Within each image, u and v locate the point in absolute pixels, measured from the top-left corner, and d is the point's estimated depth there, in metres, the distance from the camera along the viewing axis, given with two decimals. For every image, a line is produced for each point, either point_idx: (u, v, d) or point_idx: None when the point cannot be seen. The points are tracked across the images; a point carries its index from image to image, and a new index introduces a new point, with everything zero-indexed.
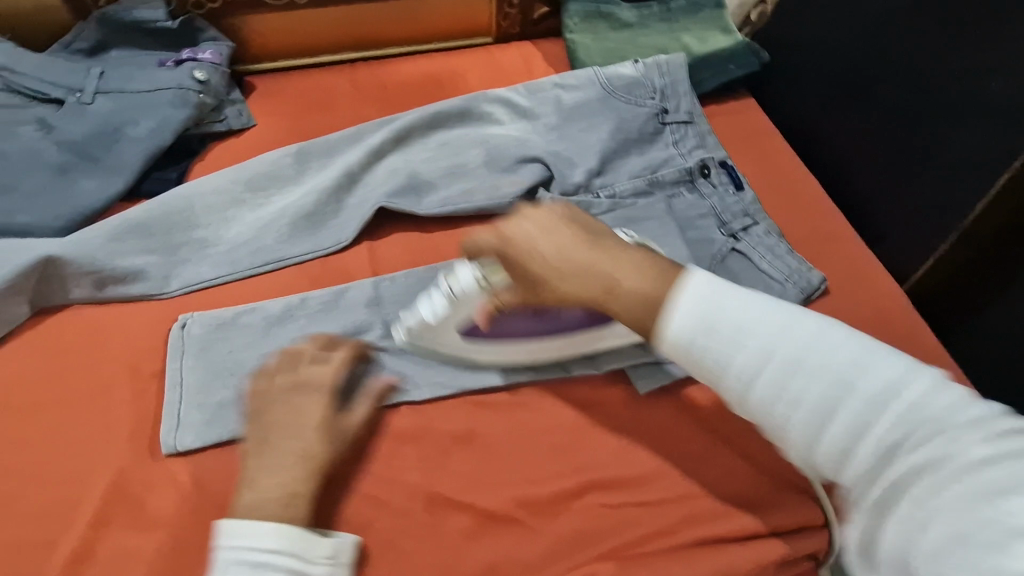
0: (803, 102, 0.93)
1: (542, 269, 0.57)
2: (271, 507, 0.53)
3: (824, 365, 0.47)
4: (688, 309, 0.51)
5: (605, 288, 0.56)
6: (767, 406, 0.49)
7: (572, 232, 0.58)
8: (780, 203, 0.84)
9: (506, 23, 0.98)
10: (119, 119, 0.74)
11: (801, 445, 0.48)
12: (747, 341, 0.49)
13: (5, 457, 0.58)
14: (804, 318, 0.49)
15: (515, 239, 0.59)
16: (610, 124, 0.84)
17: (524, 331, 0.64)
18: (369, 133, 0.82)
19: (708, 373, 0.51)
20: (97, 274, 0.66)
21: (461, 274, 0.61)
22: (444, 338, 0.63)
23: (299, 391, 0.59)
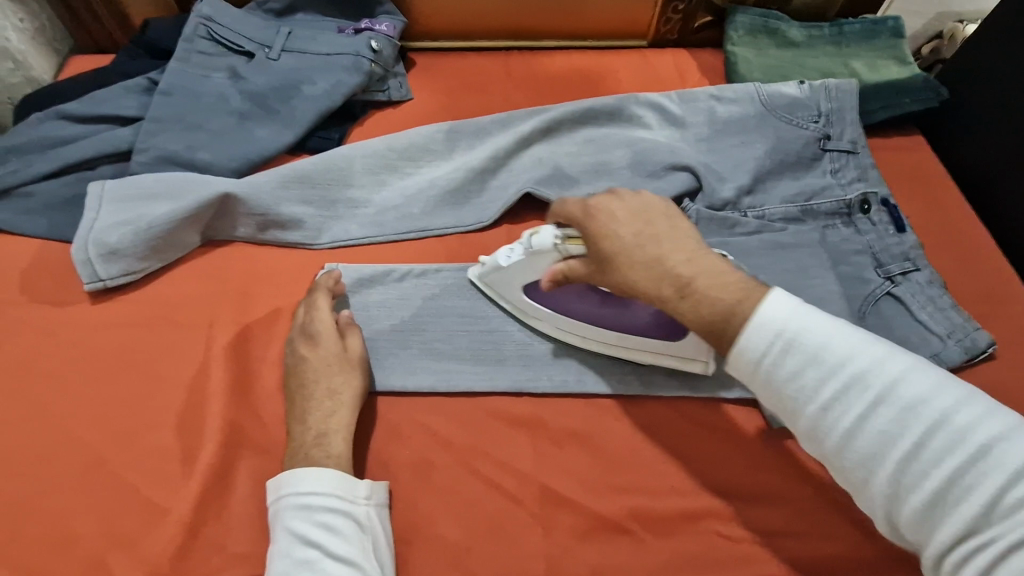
0: (983, 147, 0.85)
1: (618, 252, 0.54)
2: (309, 450, 0.55)
3: (907, 395, 0.43)
4: (770, 322, 0.46)
5: (674, 287, 0.51)
6: (842, 435, 0.44)
7: (662, 220, 0.54)
8: (945, 250, 0.77)
9: (665, 28, 0.96)
10: (299, 76, 0.79)
11: (868, 482, 0.44)
12: (828, 362, 0.45)
13: (162, 368, 0.63)
14: (884, 346, 0.45)
15: (600, 212, 0.56)
16: (766, 143, 0.81)
17: (579, 310, 0.64)
18: (520, 120, 0.82)
19: (777, 392, 0.47)
20: (263, 217, 0.71)
21: (544, 233, 0.59)
22: (509, 286, 0.65)
23: (311, 338, 0.62)
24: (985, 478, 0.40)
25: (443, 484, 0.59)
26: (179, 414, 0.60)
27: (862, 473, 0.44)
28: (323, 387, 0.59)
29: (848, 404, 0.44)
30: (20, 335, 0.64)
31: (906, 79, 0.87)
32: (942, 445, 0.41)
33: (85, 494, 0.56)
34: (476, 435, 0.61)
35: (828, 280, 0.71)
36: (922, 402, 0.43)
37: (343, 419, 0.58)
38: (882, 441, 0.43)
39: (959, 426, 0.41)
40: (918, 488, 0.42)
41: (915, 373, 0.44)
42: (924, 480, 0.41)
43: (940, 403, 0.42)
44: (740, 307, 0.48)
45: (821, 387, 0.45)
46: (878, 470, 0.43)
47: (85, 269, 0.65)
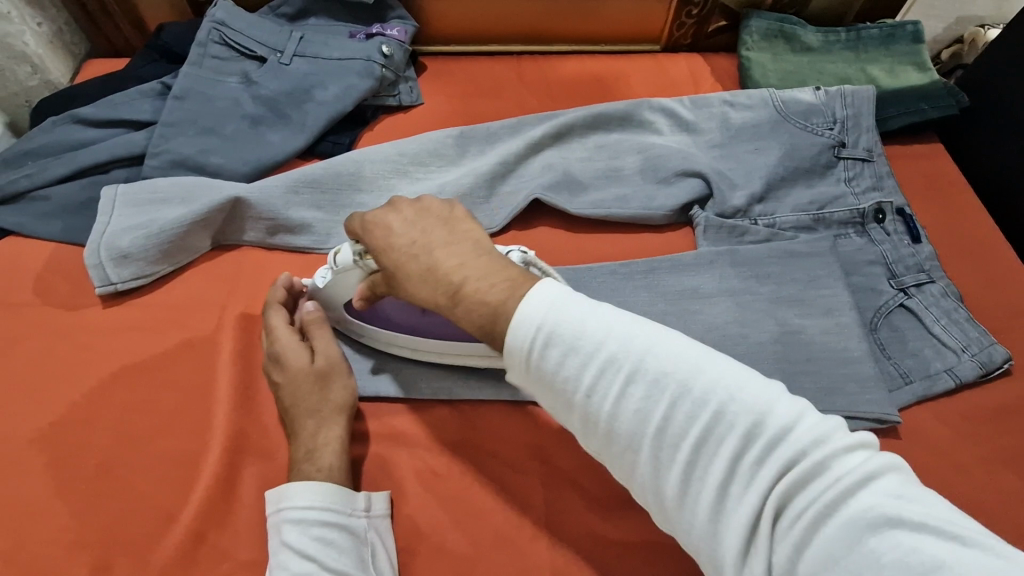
0: (1005, 156, 0.83)
1: (397, 265, 0.52)
2: (302, 464, 0.56)
3: (654, 373, 0.43)
4: (530, 316, 0.45)
5: (447, 293, 0.50)
6: (606, 421, 0.44)
7: (440, 224, 0.53)
8: (961, 260, 0.76)
9: (679, 32, 0.96)
10: (311, 81, 0.79)
11: (636, 465, 0.44)
12: (585, 349, 0.44)
13: (171, 371, 0.63)
14: (629, 324, 0.45)
15: (376, 227, 0.54)
16: (780, 149, 0.79)
17: (406, 324, 0.63)
18: (530, 125, 0.82)
19: (547, 384, 0.46)
20: (272, 222, 0.71)
21: (345, 252, 0.59)
22: (334, 308, 0.64)
23: (276, 362, 0.61)
24: (728, 443, 0.41)
25: (448, 495, 0.58)
26: (188, 418, 0.61)
27: (630, 455, 0.44)
28: (303, 407, 0.59)
29: (606, 390, 0.44)
30: (35, 337, 0.64)
31: (926, 85, 0.85)
32: (690, 416, 0.42)
33: (94, 497, 0.57)
34: (481, 444, 0.61)
35: (841, 291, 0.70)
36: (668, 375, 0.43)
37: (330, 431, 0.58)
38: (640, 420, 0.43)
39: (702, 395, 0.42)
40: (675, 463, 0.42)
41: (661, 347, 0.44)
42: (678, 453, 0.42)
43: (684, 373, 0.43)
44: (503, 308, 0.47)
45: (581, 375, 0.44)
46: (641, 451, 0.43)
47: (96, 273, 0.66)
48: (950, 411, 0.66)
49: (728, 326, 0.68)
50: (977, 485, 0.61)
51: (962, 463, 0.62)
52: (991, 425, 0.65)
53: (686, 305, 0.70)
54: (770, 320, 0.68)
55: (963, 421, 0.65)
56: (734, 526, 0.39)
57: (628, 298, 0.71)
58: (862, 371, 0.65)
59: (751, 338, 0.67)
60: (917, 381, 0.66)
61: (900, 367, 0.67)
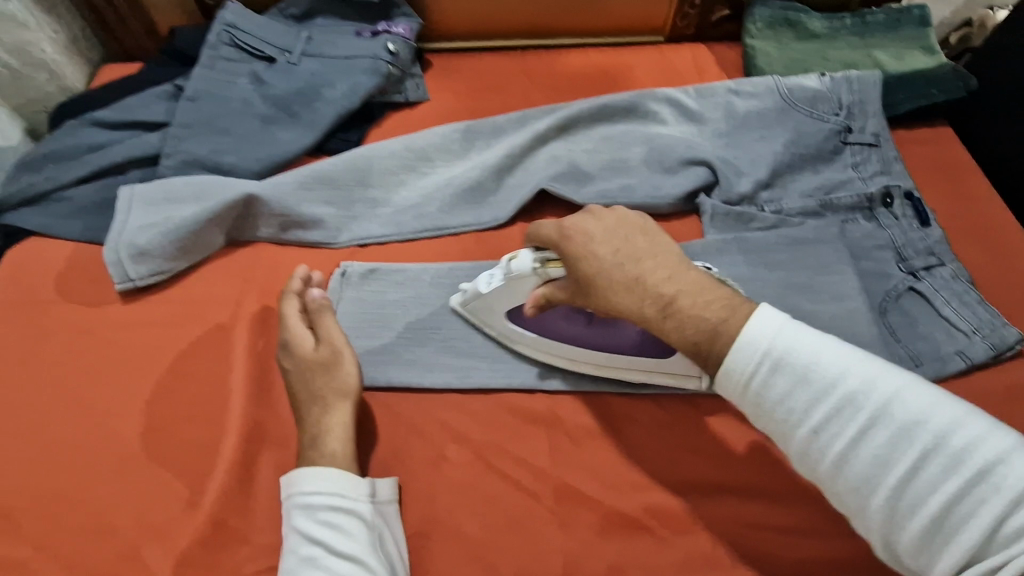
0: (1016, 138, 0.82)
1: (598, 274, 0.52)
2: (308, 451, 0.57)
3: (901, 417, 0.44)
4: (756, 343, 0.47)
5: (660, 306, 0.50)
6: (834, 460, 0.45)
7: (643, 236, 0.54)
8: (972, 243, 0.75)
9: (682, 23, 0.96)
10: (319, 80, 0.81)
11: (864, 506, 0.44)
12: (818, 383, 0.45)
13: (190, 365, 0.65)
14: (872, 364, 0.46)
15: (575, 232, 0.54)
16: (787, 136, 0.80)
17: (568, 331, 0.63)
18: (536, 118, 0.83)
19: (765, 412, 0.47)
20: (284, 218, 0.72)
21: (524, 257, 0.58)
22: (493, 311, 0.64)
23: (286, 348, 0.62)
24: (982, 500, 0.41)
25: (460, 481, 0.59)
26: (206, 409, 0.63)
27: (859, 495, 0.44)
28: (307, 393, 0.60)
29: (840, 426, 0.45)
30: (58, 334, 0.66)
31: (933, 68, 0.85)
32: (941, 468, 0.42)
33: (118, 487, 0.59)
34: (491, 432, 0.62)
35: (848, 276, 0.70)
36: (917, 423, 0.43)
37: (332, 417, 0.58)
38: (878, 464, 0.44)
39: (954, 448, 0.42)
40: (918, 513, 0.42)
41: (909, 394, 0.44)
42: (920, 502, 0.42)
43: (937, 424, 0.43)
44: (725, 326, 0.48)
45: (812, 409, 0.45)
46: (873, 494, 0.44)
47: (116, 270, 0.68)
48: (963, 394, 0.65)
49: None
50: None
51: None
52: (1003, 407, 0.65)
53: None
54: (777, 306, 0.69)
55: (976, 403, 0.65)
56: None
57: None
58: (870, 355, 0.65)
59: None
60: (927, 364, 0.66)
61: (910, 350, 0.67)
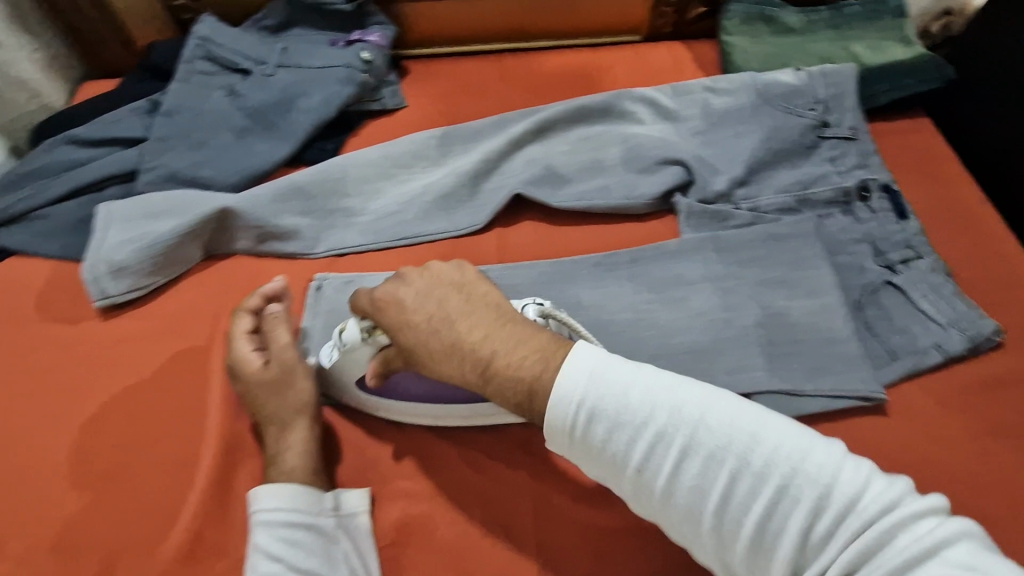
0: (996, 126, 0.82)
1: (415, 344, 0.55)
2: (267, 469, 0.58)
3: (709, 444, 0.47)
4: (570, 393, 0.49)
5: (479, 369, 0.53)
6: (661, 492, 0.47)
7: (453, 296, 0.56)
8: (952, 233, 0.75)
9: (659, 21, 0.95)
10: (295, 90, 0.81)
11: (697, 533, 0.47)
12: (630, 423, 0.48)
13: (170, 378, 0.66)
14: (674, 392, 0.49)
15: (386, 302, 0.57)
16: (763, 133, 0.79)
17: (426, 391, 0.61)
18: (512, 122, 0.83)
19: (593, 455, 0.49)
20: (261, 229, 0.73)
21: (352, 328, 0.59)
22: (342, 382, 0.62)
23: (234, 372, 0.62)
24: (795, 514, 0.44)
25: (438, 488, 0.60)
26: (185, 422, 0.63)
27: (689, 524, 0.47)
28: (258, 413, 0.61)
29: (659, 461, 0.47)
30: (41, 351, 0.67)
31: (909, 58, 0.84)
32: (753, 486, 0.45)
33: (100, 502, 0.59)
34: (468, 438, 0.63)
35: (824, 272, 0.70)
36: (725, 446, 0.47)
37: (283, 438, 0.59)
38: (698, 493, 0.46)
39: (759, 462, 0.46)
40: (740, 532, 0.45)
41: (713, 417, 0.48)
42: (741, 522, 0.45)
43: (742, 441, 0.46)
44: (539, 383, 0.51)
45: (633, 449, 0.48)
46: (701, 521, 0.46)
47: (95, 287, 0.68)
48: (940, 388, 0.65)
49: (713, 312, 0.68)
50: (967, 459, 0.61)
51: (950, 437, 0.62)
52: (982, 399, 0.64)
53: (670, 292, 0.70)
54: (752, 304, 0.69)
55: (954, 396, 0.64)
56: None
57: (612, 289, 0.71)
58: (847, 351, 0.65)
59: (735, 322, 0.68)
60: (904, 358, 0.66)
61: (887, 345, 0.67)
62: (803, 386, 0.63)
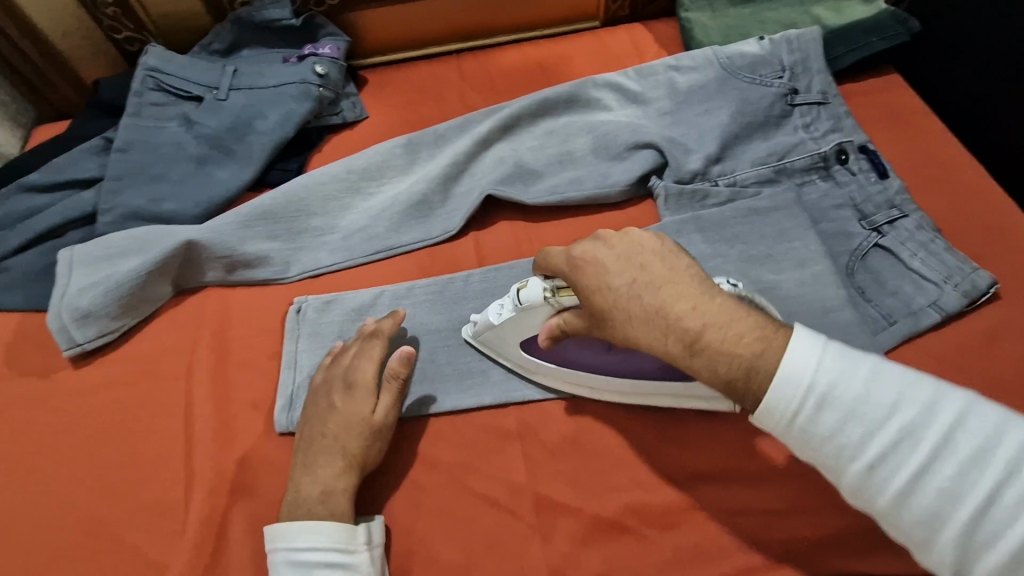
0: (964, 76, 0.81)
1: (612, 307, 0.49)
2: (310, 504, 0.54)
3: (975, 449, 0.40)
4: (805, 371, 0.43)
5: (684, 343, 0.47)
6: (894, 496, 0.41)
7: (663, 262, 0.49)
8: (934, 188, 0.73)
9: (614, 6, 0.94)
10: (251, 112, 0.79)
11: (936, 543, 0.40)
12: (865, 412, 0.42)
13: (149, 423, 0.63)
14: (924, 385, 0.42)
15: (585, 262, 0.50)
16: (732, 107, 0.78)
17: (591, 364, 0.59)
18: (478, 122, 0.81)
19: (813, 447, 0.43)
20: (229, 259, 0.70)
21: (533, 287, 0.55)
22: (506, 343, 0.61)
23: (354, 387, 0.59)
24: None
25: (437, 508, 0.58)
26: (168, 467, 0.61)
27: (924, 534, 0.41)
28: (331, 443, 0.57)
29: (902, 461, 0.41)
30: (11, 409, 0.65)
31: (867, 16, 0.84)
32: (1021, 499, 0.38)
33: (86, 560, 0.57)
34: (462, 452, 0.60)
35: (809, 241, 0.68)
36: (984, 450, 0.39)
37: (346, 478, 0.56)
38: (945, 499, 0.40)
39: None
40: (998, 547, 0.38)
41: (968, 416, 0.41)
42: (998, 539, 0.38)
43: (1012, 448, 0.39)
44: (760, 362, 0.45)
45: (866, 443, 0.42)
46: (941, 533, 0.40)
47: (61, 336, 0.66)
48: (940, 347, 0.63)
49: None
50: None
51: None
52: (983, 354, 0.63)
53: None
54: (740, 281, 0.67)
55: (954, 354, 0.63)
56: None
57: None
58: (842, 319, 0.63)
59: None
60: (900, 321, 0.64)
61: (881, 309, 0.65)
62: None
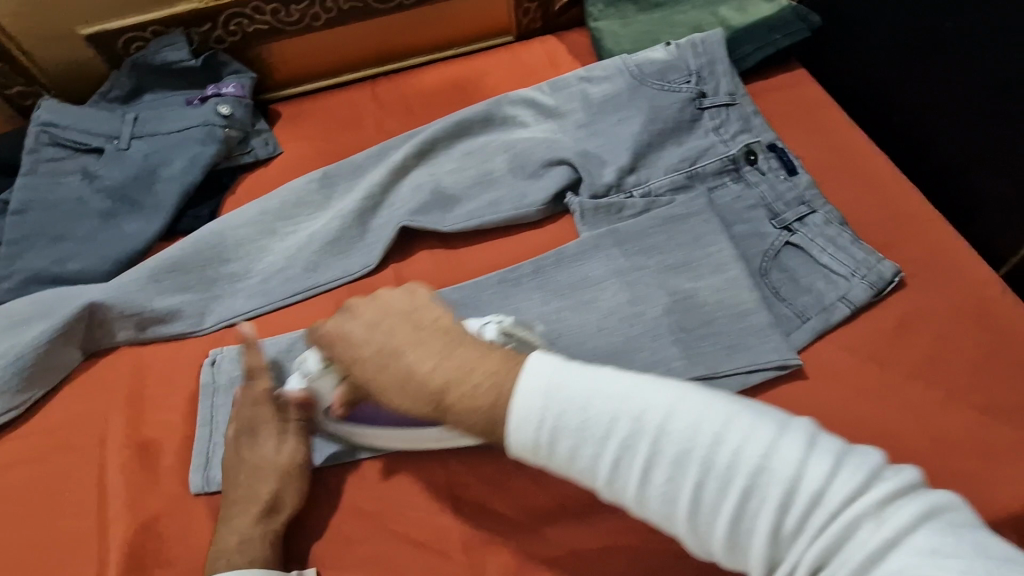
0: (865, 65, 0.81)
1: (367, 374, 0.52)
2: (228, 554, 0.54)
3: (676, 446, 0.42)
4: (530, 413, 0.45)
5: (428, 398, 0.48)
6: (633, 497, 0.44)
7: (405, 322, 0.53)
8: (845, 182, 0.75)
9: (526, 19, 0.94)
10: (154, 160, 0.77)
11: (677, 535, 0.44)
12: (593, 431, 0.44)
13: (65, 498, 0.61)
14: (636, 394, 0.44)
15: (336, 336, 0.55)
16: (643, 115, 0.78)
17: (394, 419, 0.58)
18: (393, 149, 0.80)
19: (560, 466, 0.45)
20: (138, 316, 0.68)
21: (309, 359, 0.60)
22: (319, 419, 0.61)
23: (256, 432, 0.60)
24: (765, 512, 0.40)
25: (368, 557, 0.57)
26: (88, 543, 0.59)
27: (667, 524, 0.43)
28: (246, 493, 0.57)
29: (628, 467, 0.43)
30: None
31: (770, 15, 0.85)
32: (721, 487, 0.41)
33: None
34: (390, 495, 0.59)
35: (724, 246, 0.69)
36: (691, 444, 0.42)
37: (265, 523, 0.56)
38: (669, 500, 0.42)
39: (733, 462, 0.41)
40: (716, 535, 0.41)
41: (678, 411, 0.43)
42: (716, 520, 0.41)
43: (709, 440, 0.41)
44: (498, 406, 0.46)
45: (598, 459, 0.44)
46: (677, 522, 0.43)
47: None
48: (854, 339, 0.65)
49: (622, 308, 0.67)
50: (890, 408, 0.61)
51: (871, 389, 0.62)
52: (896, 344, 0.64)
53: (577, 296, 0.69)
54: (659, 292, 0.67)
55: (868, 346, 0.64)
56: None
57: (520, 304, 0.69)
58: (756, 322, 0.64)
59: (645, 315, 0.66)
60: (814, 318, 0.65)
61: (795, 307, 0.66)
62: (719, 367, 0.63)
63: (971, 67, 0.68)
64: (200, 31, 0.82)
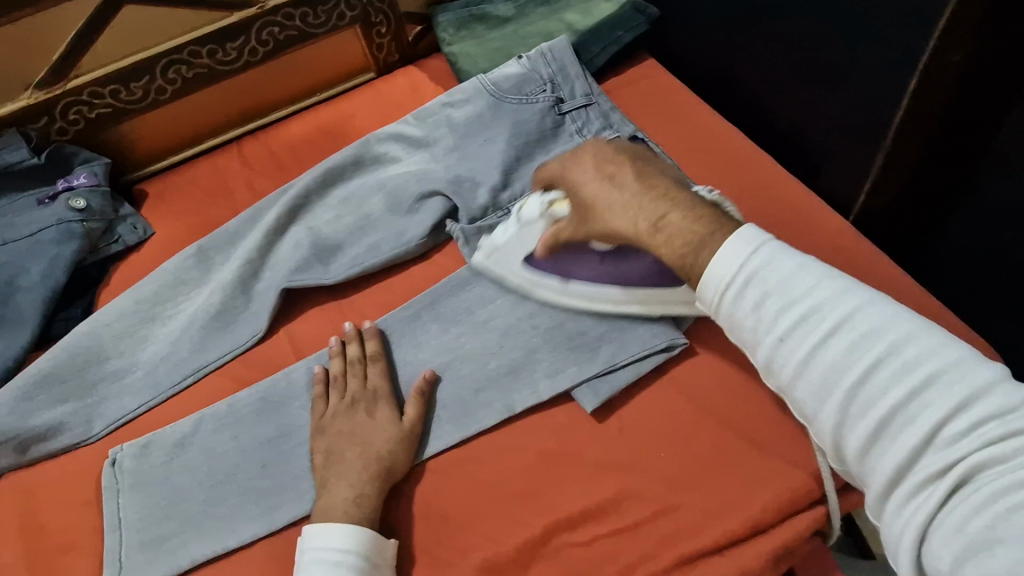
0: (704, 47, 0.86)
1: (592, 202, 0.59)
2: (345, 506, 0.56)
3: (859, 327, 0.43)
4: (733, 256, 0.48)
5: (646, 225, 0.55)
6: (795, 367, 0.45)
7: (636, 167, 0.59)
8: (704, 160, 0.78)
9: (382, 54, 0.95)
10: (10, 270, 0.73)
11: (820, 413, 0.45)
12: (781, 295, 0.46)
13: None
14: (841, 279, 0.46)
15: (572, 170, 0.62)
16: (506, 131, 0.79)
17: (590, 274, 0.64)
18: (267, 210, 0.78)
19: (738, 326, 0.49)
20: (17, 438, 0.64)
21: (530, 205, 0.67)
22: (509, 266, 0.67)
23: (373, 399, 0.63)
24: (935, 409, 0.39)
25: None
26: None
27: (816, 403, 0.45)
28: (361, 449, 0.60)
29: (803, 334, 0.45)
30: None
31: (611, 14, 0.87)
32: (894, 374, 0.41)
33: None
34: None
35: None
36: (874, 334, 0.43)
37: (380, 482, 0.58)
38: (836, 370, 0.43)
39: (904, 357, 0.41)
40: (869, 414, 0.42)
41: (870, 307, 0.44)
42: (876, 404, 0.41)
43: (890, 334, 0.42)
44: (708, 237, 0.51)
45: (777, 319, 0.46)
46: (828, 400, 0.44)
47: None
48: None
49: (517, 324, 0.67)
50: None
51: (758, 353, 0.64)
52: None
53: (471, 321, 0.68)
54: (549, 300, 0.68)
55: None
56: (918, 493, 0.39)
57: (418, 340, 0.68)
58: None
59: (540, 326, 0.67)
60: None
61: None
62: (614, 360, 0.63)
63: (782, 39, 0.73)
64: (37, 127, 0.78)
